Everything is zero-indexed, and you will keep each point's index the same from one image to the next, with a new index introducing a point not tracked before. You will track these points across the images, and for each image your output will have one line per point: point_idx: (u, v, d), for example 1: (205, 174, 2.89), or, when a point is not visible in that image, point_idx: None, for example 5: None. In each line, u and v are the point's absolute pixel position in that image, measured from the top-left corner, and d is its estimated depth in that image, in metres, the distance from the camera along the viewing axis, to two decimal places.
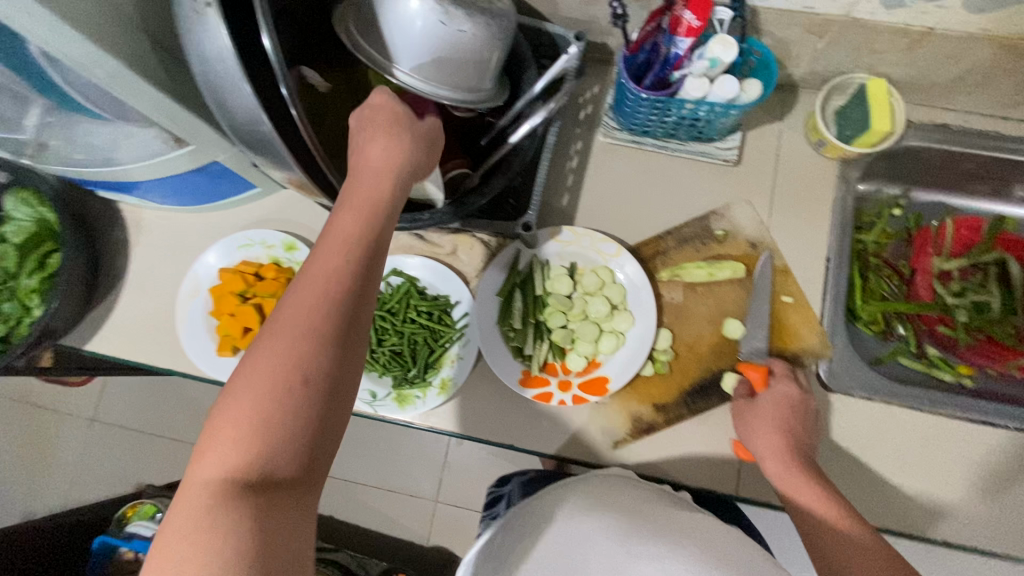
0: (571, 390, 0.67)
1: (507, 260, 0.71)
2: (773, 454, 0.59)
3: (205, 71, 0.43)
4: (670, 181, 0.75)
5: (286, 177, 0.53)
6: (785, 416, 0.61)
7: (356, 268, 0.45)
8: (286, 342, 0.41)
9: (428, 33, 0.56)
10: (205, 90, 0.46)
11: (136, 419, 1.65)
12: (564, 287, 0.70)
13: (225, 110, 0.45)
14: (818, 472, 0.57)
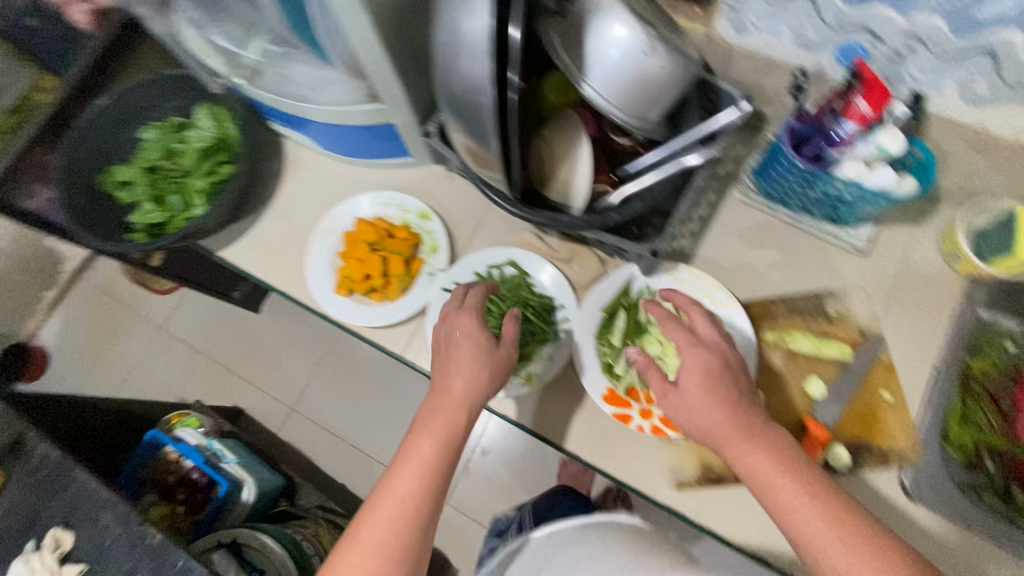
0: (650, 418, 0.69)
1: (620, 280, 0.75)
2: (758, 461, 0.57)
3: (455, 41, 0.50)
4: (792, 252, 0.76)
5: (469, 147, 0.59)
6: (715, 371, 0.61)
7: (429, 481, 0.60)
8: (372, 544, 0.58)
9: (624, 58, 0.61)
10: (441, 54, 0.52)
11: (197, 339, 1.75)
12: (668, 321, 0.72)
13: (454, 76, 0.52)
14: (766, 435, 0.59)
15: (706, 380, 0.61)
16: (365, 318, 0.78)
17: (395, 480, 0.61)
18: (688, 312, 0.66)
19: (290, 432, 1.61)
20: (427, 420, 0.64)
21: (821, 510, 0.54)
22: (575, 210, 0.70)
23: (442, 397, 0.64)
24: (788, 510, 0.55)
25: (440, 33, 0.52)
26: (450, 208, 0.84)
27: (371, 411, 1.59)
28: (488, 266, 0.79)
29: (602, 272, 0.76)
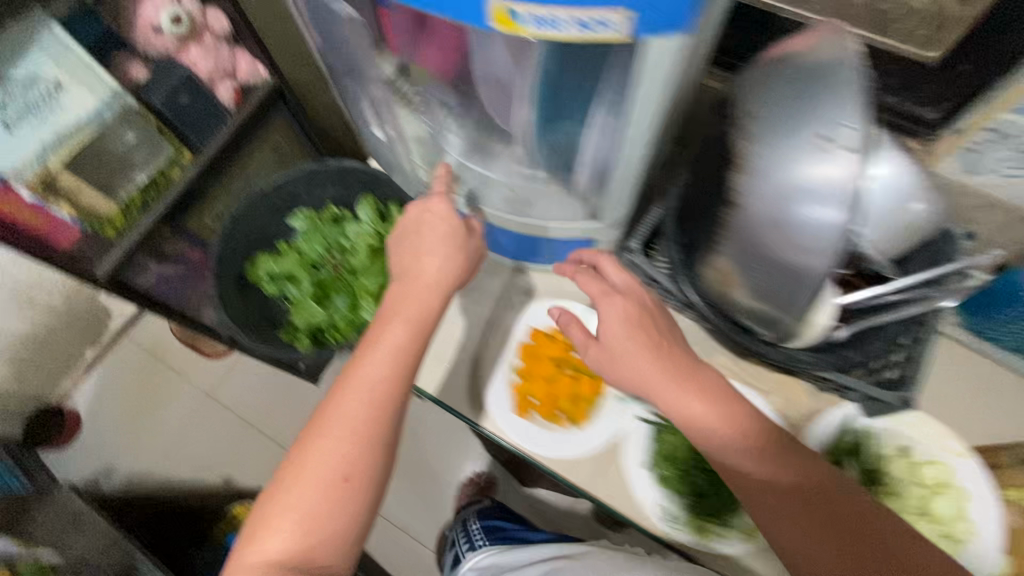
0: None
1: (839, 421, 0.70)
2: (655, 368, 0.60)
3: (793, 201, 0.46)
4: (1006, 393, 0.72)
5: (761, 294, 0.55)
6: (634, 323, 0.62)
7: (384, 406, 0.61)
8: (327, 456, 0.59)
9: (891, 186, 0.58)
10: (764, 206, 0.48)
11: (248, 409, 1.61)
12: (894, 470, 0.67)
13: (784, 231, 0.48)
14: (698, 381, 0.60)
15: (627, 327, 0.62)
16: (552, 448, 0.71)
17: (329, 412, 0.61)
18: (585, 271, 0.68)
19: None
20: (378, 338, 0.64)
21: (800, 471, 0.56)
22: (802, 336, 0.60)
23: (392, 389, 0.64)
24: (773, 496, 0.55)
25: (765, 188, 0.48)
26: None
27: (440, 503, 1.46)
28: None
29: (810, 407, 0.71)
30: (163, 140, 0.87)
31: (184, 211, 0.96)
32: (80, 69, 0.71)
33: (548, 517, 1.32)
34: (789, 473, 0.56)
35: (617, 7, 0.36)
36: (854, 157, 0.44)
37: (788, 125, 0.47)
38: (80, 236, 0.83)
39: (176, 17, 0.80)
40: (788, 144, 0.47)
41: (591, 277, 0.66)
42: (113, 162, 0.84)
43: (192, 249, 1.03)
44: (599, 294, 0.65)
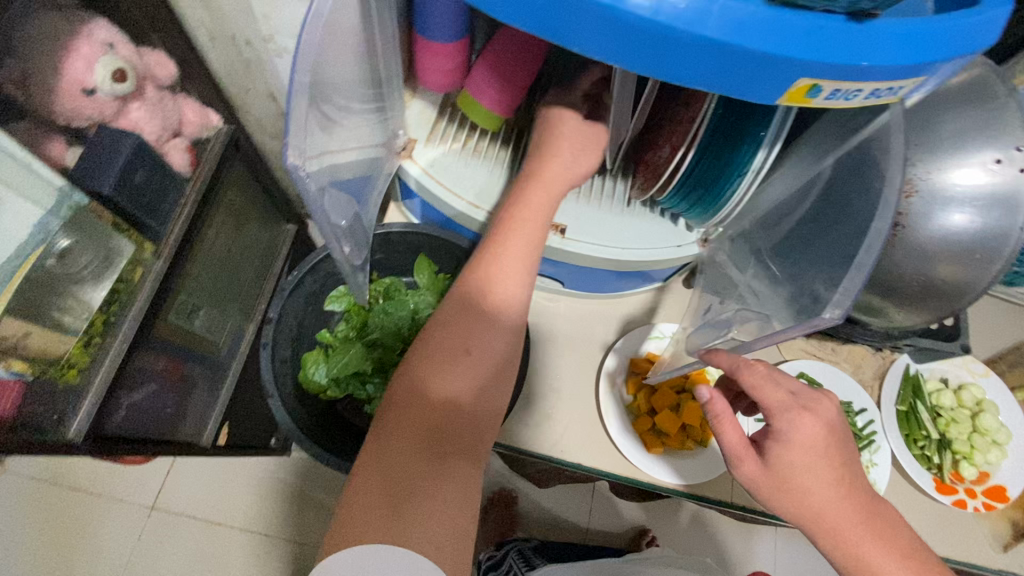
0: (977, 496, 0.75)
1: (897, 372, 0.81)
2: (829, 482, 0.48)
3: (961, 218, 0.51)
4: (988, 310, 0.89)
5: (906, 308, 0.59)
6: (820, 451, 0.48)
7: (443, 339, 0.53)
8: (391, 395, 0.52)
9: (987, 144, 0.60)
10: (939, 223, 0.52)
11: (213, 508, 1.27)
12: (949, 400, 0.80)
13: (957, 242, 0.52)
14: (871, 508, 0.50)
15: (822, 442, 0.49)
16: (699, 475, 0.71)
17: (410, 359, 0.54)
18: (758, 373, 0.49)
19: None
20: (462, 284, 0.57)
21: (875, 536, 0.48)
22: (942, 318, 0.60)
23: (414, 401, 0.50)
24: (835, 539, 0.48)
25: (931, 202, 0.52)
26: None
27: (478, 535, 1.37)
28: None
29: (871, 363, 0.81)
30: (119, 238, 0.66)
31: (155, 318, 0.72)
32: (7, 170, 0.54)
33: (592, 513, 1.32)
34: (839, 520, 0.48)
35: (919, 75, 0.35)
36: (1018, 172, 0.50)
37: (944, 149, 0.51)
38: (21, 395, 0.58)
39: (118, 72, 0.58)
40: (954, 167, 0.51)
41: (773, 387, 0.49)
42: (53, 283, 0.62)
43: (161, 359, 0.79)
44: (781, 407, 0.49)
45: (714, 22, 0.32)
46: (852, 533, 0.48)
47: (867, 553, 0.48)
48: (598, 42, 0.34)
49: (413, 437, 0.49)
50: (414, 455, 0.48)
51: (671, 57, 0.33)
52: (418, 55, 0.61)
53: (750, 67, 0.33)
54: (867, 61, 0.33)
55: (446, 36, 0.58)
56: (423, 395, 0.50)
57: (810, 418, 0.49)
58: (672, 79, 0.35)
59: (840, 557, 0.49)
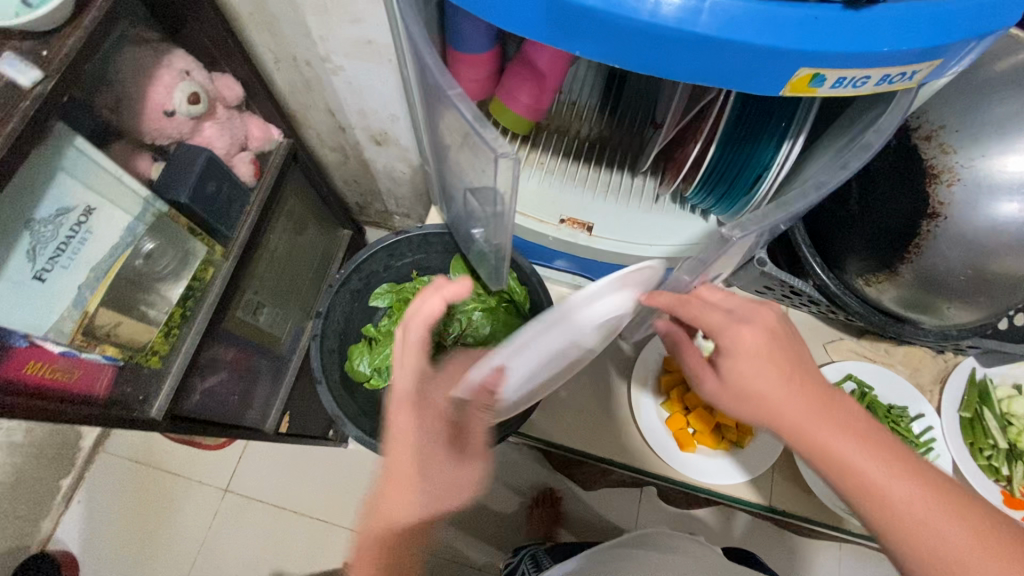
0: None
1: (963, 376, 0.75)
2: (788, 397, 0.46)
3: (1011, 208, 0.49)
4: None
5: (956, 306, 0.55)
6: (766, 358, 0.46)
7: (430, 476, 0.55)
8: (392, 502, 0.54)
9: None
10: (983, 213, 0.50)
11: (278, 492, 1.38)
12: (1022, 408, 0.74)
13: (1003, 234, 0.50)
14: (850, 414, 0.46)
15: (770, 355, 0.47)
16: (731, 476, 0.70)
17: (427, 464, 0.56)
18: (689, 303, 0.49)
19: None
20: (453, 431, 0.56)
21: (872, 456, 0.44)
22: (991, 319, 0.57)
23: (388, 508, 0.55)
24: (810, 443, 0.45)
25: (971, 191, 0.50)
26: None
27: None
28: None
29: (929, 365, 0.76)
30: (194, 241, 0.73)
31: (223, 313, 0.81)
32: (106, 182, 0.61)
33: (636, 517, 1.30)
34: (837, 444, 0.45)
35: (935, 58, 0.34)
36: None
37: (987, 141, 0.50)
38: (115, 377, 0.68)
39: (193, 95, 0.67)
40: (997, 157, 0.50)
41: (706, 307, 0.49)
42: (140, 280, 0.69)
43: (229, 351, 0.88)
44: (721, 325, 0.48)
45: (706, 20, 0.33)
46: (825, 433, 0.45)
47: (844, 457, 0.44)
48: (604, 47, 0.36)
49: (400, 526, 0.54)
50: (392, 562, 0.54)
51: (668, 54, 0.35)
52: (453, 67, 0.65)
53: (748, 60, 0.34)
54: (875, 50, 0.33)
55: (478, 47, 0.61)
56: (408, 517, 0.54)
57: (761, 334, 0.47)
58: (673, 76, 0.37)
59: (819, 463, 0.45)
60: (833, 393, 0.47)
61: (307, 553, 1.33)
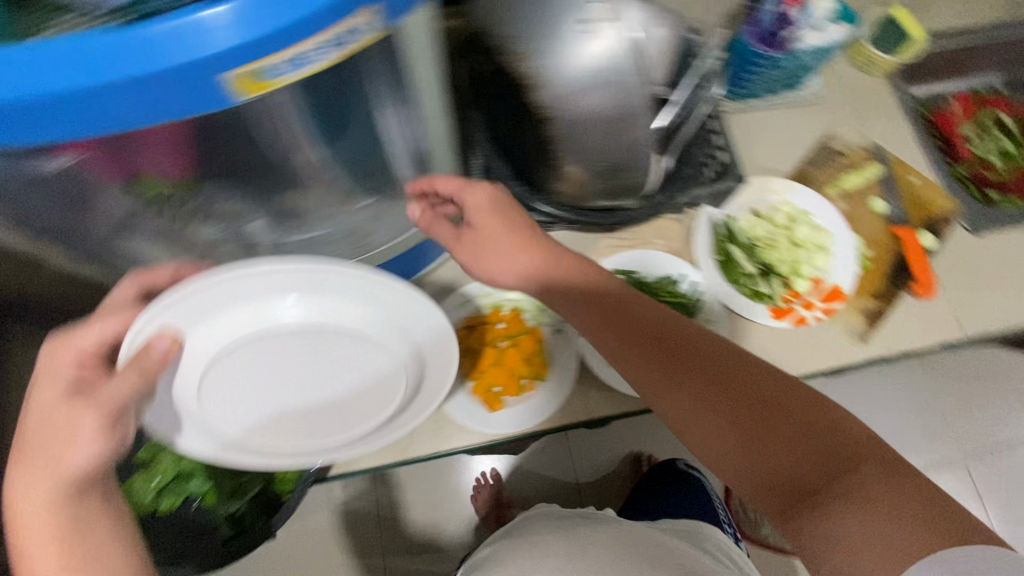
0: (815, 306, 0.76)
1: (707, 226, 0.80)
2: (534, 261, 0.60)
3: (595, 94, 0.56)
4: (780, 126, 0.90)
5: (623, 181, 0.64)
6: (488, 209, 0.60)
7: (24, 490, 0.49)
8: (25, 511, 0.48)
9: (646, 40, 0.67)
10: (591, 108, 0.57)
11: None
12: (761, 228, 0.80)
13: (609, 114, 0.57)
14: (614, 293, 0.59)
15: (494, 208, 0.60)
16: (539, 412, 0.71)
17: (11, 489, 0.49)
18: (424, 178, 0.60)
19: None
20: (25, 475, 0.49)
21: (702, 385, 0.53)
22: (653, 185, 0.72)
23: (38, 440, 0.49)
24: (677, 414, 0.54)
25: (566, 84, 0.56)
26: None
27: None
28: None
29: (685, 227, 0.80)
30: None
31: None
32: None
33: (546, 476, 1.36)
34: (711, 422, 0.51)
35: (355, 10, 0.34)
36: (620, 27, 0.56)
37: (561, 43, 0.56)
38: None
39: None
40: (569, 52, 0.56)
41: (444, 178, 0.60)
42: None
43: None
44: (459, 187, 0.60)
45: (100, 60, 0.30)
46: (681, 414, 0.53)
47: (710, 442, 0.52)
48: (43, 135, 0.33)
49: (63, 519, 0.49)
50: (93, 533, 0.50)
51: (104, 107, 0.32)
52: None
53: (179, 85, 0.32)
54: (271, 29, 0.32)
55: None
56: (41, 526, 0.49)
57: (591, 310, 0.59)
58: (138, 121, 0.34)
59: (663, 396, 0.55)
60: (604, 295, 0.59)
61: None
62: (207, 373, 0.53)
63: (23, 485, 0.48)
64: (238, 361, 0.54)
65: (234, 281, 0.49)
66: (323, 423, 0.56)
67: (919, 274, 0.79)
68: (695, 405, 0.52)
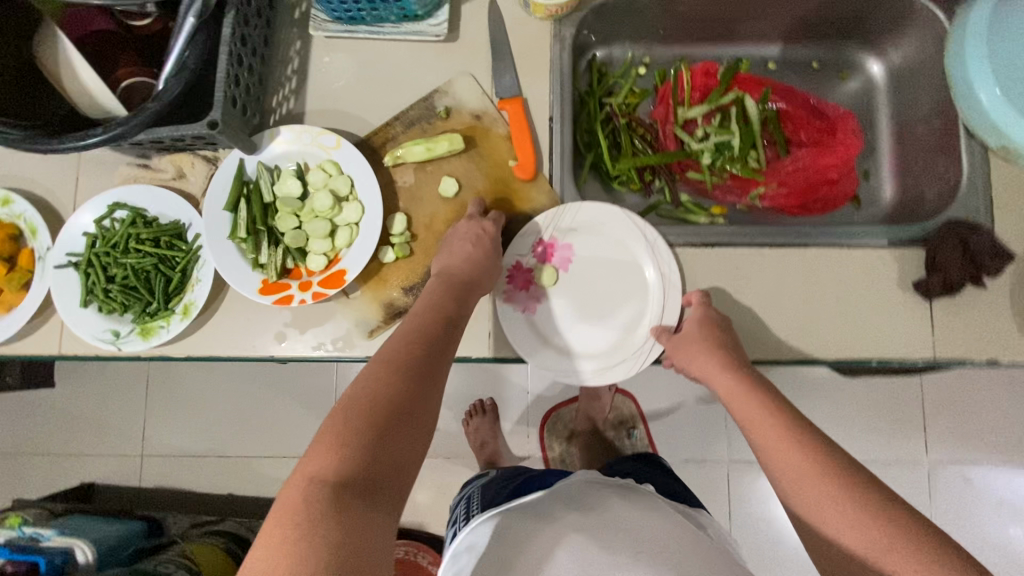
0: (311, 288, 0.68)
1: (230, 172, 0.69)
2: (468, 259, 0.65)
3: None
4: (391, 66, 0.74)
5: None
6: (736, 384, 0.64)
7: (416, 351, 0.58)
8: (379, 376, 0.55)
9: None
10: None
11: (7, 440, 1.54)
12: (292, 187, 0.69)
13: None
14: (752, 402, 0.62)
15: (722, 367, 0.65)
16: None
17: (385, 349, 0.58)
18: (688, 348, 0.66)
19: (155, 477, 1.52)
20: (390, 350, 0.58)
21: (806, 463, 0.56)
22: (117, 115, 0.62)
23: (425, 319, 0.61)
24: (778, 467, 0.57)
25: None
26: (42, 181, 0.73)
27: (234, 417, 1.53)
28: (95, 220, 0.70)
29: (214, 170, 0.71)
30: None
31: None
32: None
33: (339, 380, 1.53)
34: (812, 482, 0.54)
35: None
36: None
37: None
38: None
39: None
40: None
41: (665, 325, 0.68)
42: None
43: None
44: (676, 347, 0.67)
45: None
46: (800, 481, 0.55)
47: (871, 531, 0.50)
48: None
49: (398, 403, 0.53)
50: (386, 391, 0.53)
51: None
52: None
53: None
54: None
55: None
56: (379, 384, 0.54)
57: (724, 372, 0.65)
58: None
59: (778, 464, 0.57)
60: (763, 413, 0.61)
61: (51, 473, 1.52)
62: (626, 258, 0.71)
63: (422, 359, 0.57)
64: (635, 270, 0.71)
65: (662, 282, 0.69)
66: (612, 305, 0.71)
67: (520, 155, 0.70)
68: (816, 469, 0.55)
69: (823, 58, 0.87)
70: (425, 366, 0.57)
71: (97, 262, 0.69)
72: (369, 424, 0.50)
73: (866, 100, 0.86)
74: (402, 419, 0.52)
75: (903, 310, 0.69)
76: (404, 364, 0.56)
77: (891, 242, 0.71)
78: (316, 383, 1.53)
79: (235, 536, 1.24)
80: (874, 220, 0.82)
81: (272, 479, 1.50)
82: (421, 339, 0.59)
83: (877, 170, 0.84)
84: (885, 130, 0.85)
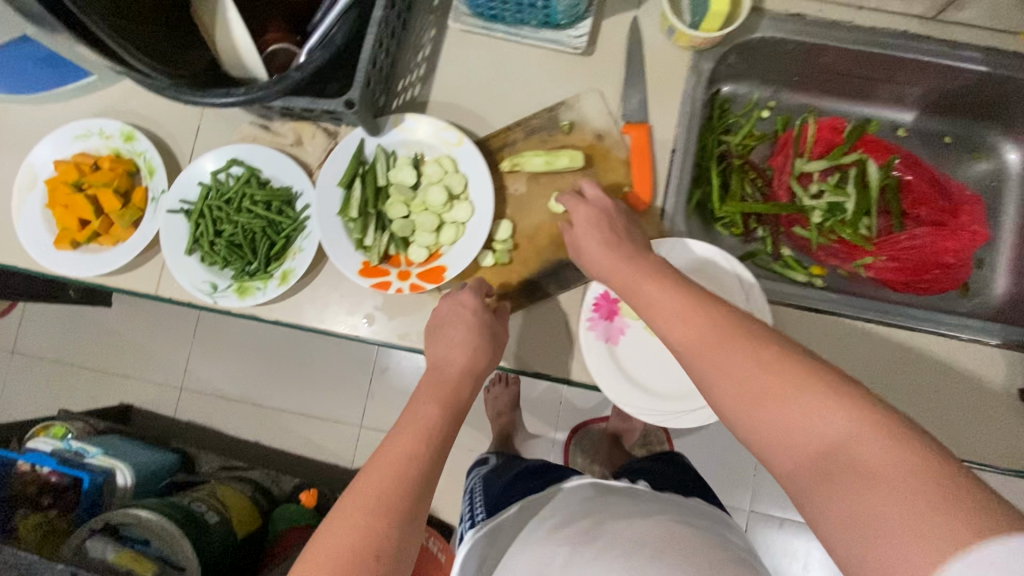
0: (409, 279, 0.68)
1: (349, 150, 0.69)
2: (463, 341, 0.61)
3: None
4: (521, 71, 0.73)
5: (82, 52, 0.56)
6: (720, 328, 0.45)
7: (421, 444, 0.53)
8: (378, 478, 0.49)
9: None
10: None
11: (57, 349, 1.61)
12: (407, 175, 0.70)
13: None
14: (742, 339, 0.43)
15: (683, 319, 0.48)
16: (89, 267, 0.70)
17: (388, 444, 0.53)
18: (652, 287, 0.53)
19: (188, 412, 1.57)
20: (389, 446, 0.53)
21: (846, 419, 0.36)
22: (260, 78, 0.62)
23: (426, 411, 0.56)
24: (797, 447, 0.38)
25: None
26: (166, 125, 0.75)
27: (271, 369, 1.56)
28: (211, 172, 0.71)
29: (333, 145, 0.71)
30: None
31: None
32: None
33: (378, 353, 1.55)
34: (869, 453, 0.34)
35: None
36: None
37: None
38: None
39: None
40: None
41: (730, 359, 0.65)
42: None
43: None
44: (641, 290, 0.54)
45: None
46: (895, 473, 0.33)
47: (925, 501, 0.31)
48: None
49: (390, 513, 0.47)
50: (381, 502, 0.47)
51: None
52: None
53: None
54: None
55: None
56: (376, 486, 0.49)
57: (708, 310, 0.47)
58: None
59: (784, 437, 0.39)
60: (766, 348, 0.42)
61: (92, 390, 1.58)
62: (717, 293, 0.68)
63: (427, 451, 0.52)
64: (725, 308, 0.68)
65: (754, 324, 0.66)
66: None
67: (637, 184, 0.69)
68: (857, 422, 0.36)
69: (956, 134, 0.83)
70: (424, 461, 0.52)
71: (207, 214, 0.70)
72: (367, 543, 0.45)
73: (994, 185, 0.82)
74: (396, 537, 0.46)
75: (1004, 415, 0.66)
76: (407, 465, 0.51)
77: (1002, 341, 0.68)
78: (355, 352, 1.55)
79: (259, 486, 1.28)
80: (979, 312, 0.79)
81: (298, 435, 1.54)
82: (427, 430, 0.54)
83: (993, 261, 0.80)
84: (1009, 219, 0.81)
